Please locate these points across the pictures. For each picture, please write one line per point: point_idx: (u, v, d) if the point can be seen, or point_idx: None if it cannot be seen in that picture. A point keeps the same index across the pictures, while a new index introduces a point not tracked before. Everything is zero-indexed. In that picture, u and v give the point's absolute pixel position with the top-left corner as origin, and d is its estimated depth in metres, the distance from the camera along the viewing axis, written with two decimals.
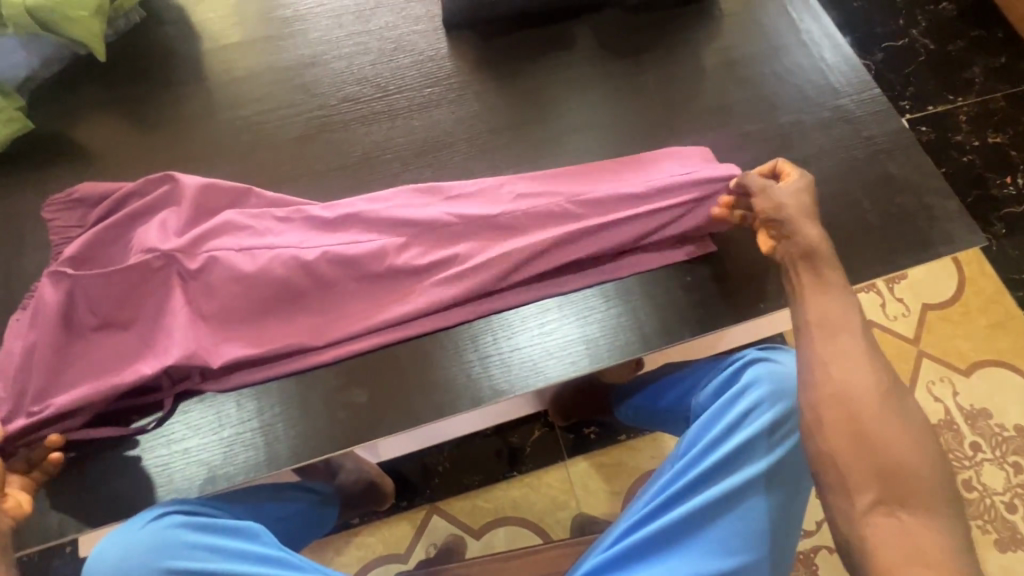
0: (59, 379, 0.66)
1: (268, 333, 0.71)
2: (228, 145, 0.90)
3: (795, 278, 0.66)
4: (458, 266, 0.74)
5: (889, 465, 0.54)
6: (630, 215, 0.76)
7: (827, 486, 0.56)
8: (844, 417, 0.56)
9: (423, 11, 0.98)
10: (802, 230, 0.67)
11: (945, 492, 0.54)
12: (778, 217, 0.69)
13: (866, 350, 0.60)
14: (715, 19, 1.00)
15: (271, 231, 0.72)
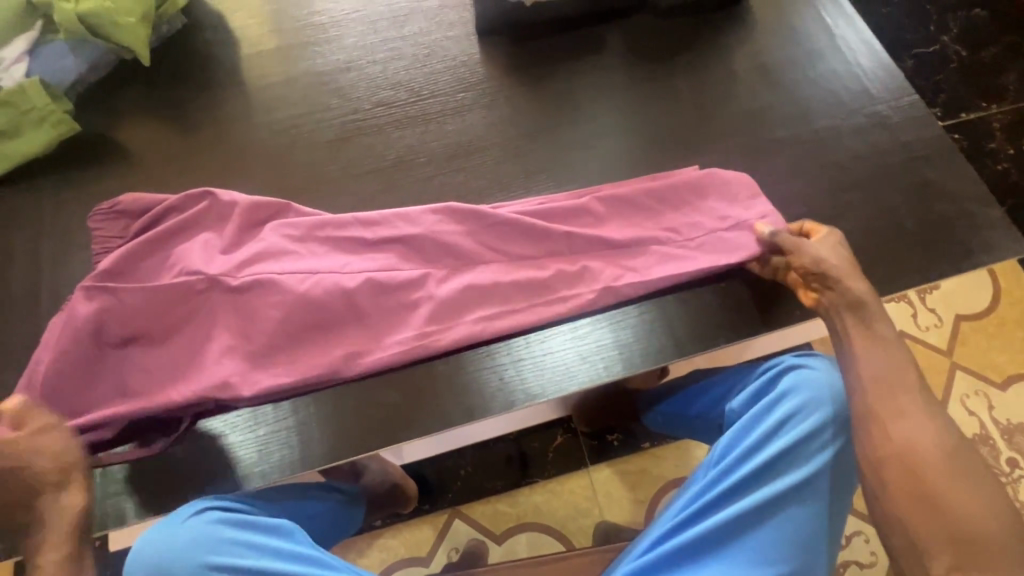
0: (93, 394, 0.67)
1: (302, 358, 0.71)
2: (265, 148, 0.91)
3: (841, 329, 0.68)
4: (493, 300, 0.74)
5: (962, 528, 0.55)
6: (661, 250, 0.78)
7: (900, 554, 0.58)
8: (909, 477, 0.58)
9: (457, 17, 0.99)
10: (847, 285, 0.68)
11: (1020, 555, 0.55)
12: (819, 274, 0.70)
13: (927, 408, 0.61)
14: (747, 25, 0.99)
15: (313, 253, 0.75)
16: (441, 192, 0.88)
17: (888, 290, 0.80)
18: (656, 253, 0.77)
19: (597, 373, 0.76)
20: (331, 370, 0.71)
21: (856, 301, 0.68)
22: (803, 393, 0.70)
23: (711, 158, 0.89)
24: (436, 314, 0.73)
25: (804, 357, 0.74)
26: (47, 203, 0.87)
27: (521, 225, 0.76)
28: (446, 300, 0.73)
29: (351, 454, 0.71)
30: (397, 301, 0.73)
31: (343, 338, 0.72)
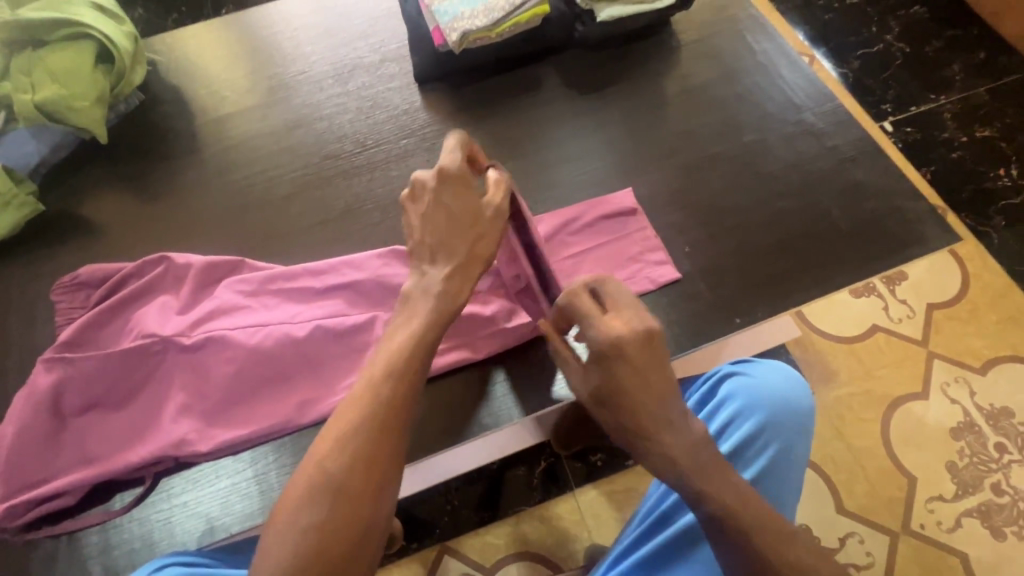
0: (54, 461, 0.69)
1: (258, 409, 0.74)
2: (221, 209, 0.96)
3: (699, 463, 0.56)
4: None
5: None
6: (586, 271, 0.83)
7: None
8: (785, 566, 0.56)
9: (397, 69, 1.05)
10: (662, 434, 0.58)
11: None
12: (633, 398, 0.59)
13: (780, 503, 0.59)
14: (673, 49, 1.04)
15: (266, 307, 0.79)
16: (391, 236, 0.91)
17: (826, 290, 0.81)
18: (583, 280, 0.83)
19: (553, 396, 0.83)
20: (285, 420, 0.73)
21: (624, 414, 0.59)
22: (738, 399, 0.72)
23: (647, 177, 0.92)
24: None
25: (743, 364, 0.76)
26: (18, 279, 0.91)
27: None
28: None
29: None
30: (345, 346, 0.76)
31: (295, 387, 0.75)
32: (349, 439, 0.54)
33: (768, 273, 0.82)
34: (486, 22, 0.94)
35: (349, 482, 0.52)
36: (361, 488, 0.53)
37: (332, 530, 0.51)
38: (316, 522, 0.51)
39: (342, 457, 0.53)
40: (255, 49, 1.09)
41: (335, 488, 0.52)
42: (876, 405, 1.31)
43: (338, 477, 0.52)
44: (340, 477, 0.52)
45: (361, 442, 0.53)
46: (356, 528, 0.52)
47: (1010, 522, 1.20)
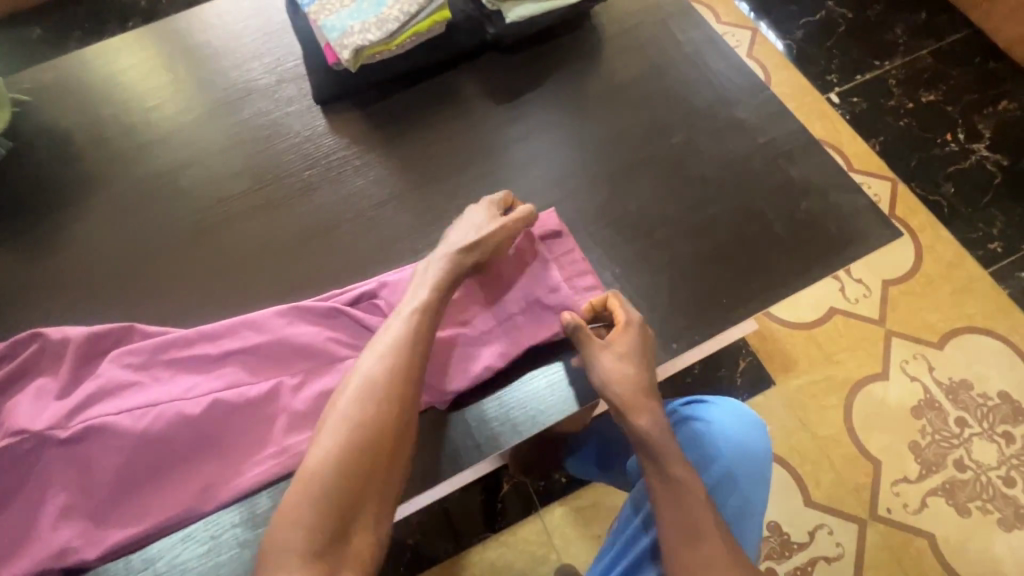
0: None
1: (152, 501, 0.66)
2: (102, 264, 0.85)
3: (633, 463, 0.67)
4: None
5: None
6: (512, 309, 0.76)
7: None
8: None
9: (296, 91, 0.95)
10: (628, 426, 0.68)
11: None
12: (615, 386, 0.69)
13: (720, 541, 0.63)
14: (593, 47, 0.96)
15: (158, 381, 0.71)
16: (296, 282, 0.82)
17: (766, 303, 0.76)
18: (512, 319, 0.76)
19: (500, 443, 0.72)
20: (186, 510, 0.66)
21: (625, 386, 0.68)
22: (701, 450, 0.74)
23: (572, 192, 0.85)
24: (299, 425, 0.70)
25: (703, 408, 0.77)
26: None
27: (368, 321, 0.75)
28: (301, 411, 0.70)
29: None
30: (249, 418, 0.69)
31: (195, 471, 0.67)
32: (360, 427, 0.62)
33: (704, 291, 0.77)
34: (380, 34, 0.86)
35: (358, 471, 0.61)
36: (365, 480, 0.61)
37: (332, 521, 0.59)
38: (320, 515, 0.59)
39: (356, 447, 0.61)
40: (135, 79, 0.98)
41: (340, 480, 0.60)
42: (838, 390, 1.28)
43: (344, 468, 0.60)
44: (350, 466, 0.61)
45: (372, 430, 0.62)
46: (349, 519, 0.60)
47: (973, 497, 1.19)
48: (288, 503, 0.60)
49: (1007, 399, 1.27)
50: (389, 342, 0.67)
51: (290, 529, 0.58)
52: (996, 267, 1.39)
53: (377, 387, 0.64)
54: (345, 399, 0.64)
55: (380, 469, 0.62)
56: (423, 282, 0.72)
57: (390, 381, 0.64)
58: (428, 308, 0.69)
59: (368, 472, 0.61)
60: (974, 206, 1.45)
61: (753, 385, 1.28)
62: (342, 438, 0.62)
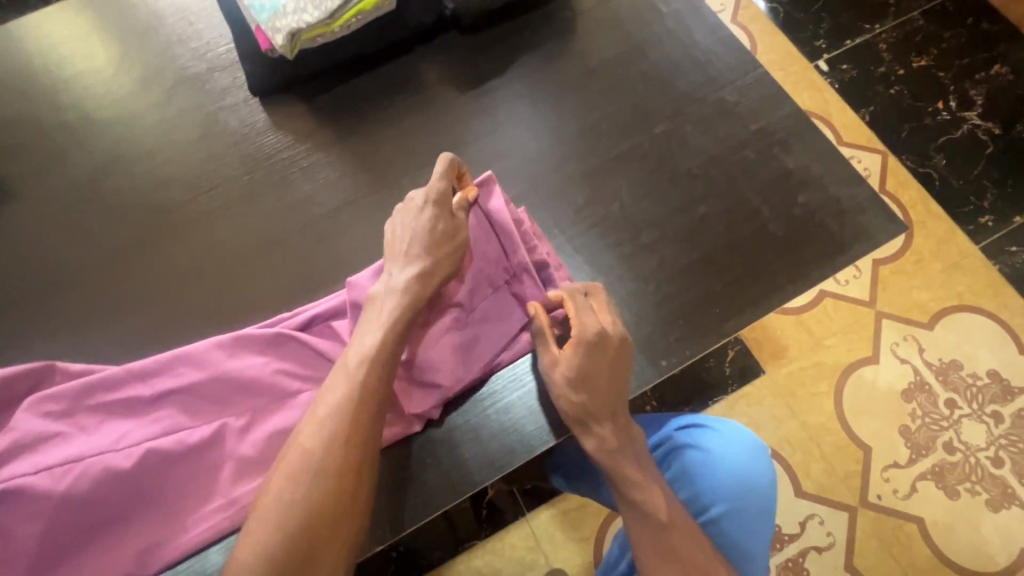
0: None
1: (86, 569, 0.58)
2: (15, 291, 0.73)
3: (631, 480, 0.61)
4: None
5: None
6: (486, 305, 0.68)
7: None
8: None
9: (231, 82, 0.84)
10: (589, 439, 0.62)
11: None
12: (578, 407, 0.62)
13: None
14: (567, 23, 0.86)
15: (82, 430, 0.61)
16: (240, 305, 0.73)
17: (762, 311, 0.71)
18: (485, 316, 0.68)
19: (475, 481, 0.65)
20: None
21: (571, 409, 0.62)
22: (703, 480, 0.73)
23: (548, 193, 0.77)
24: (249, 472, 0.63)
25: (709, 436, 0.76)
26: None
27: (323, 349, 0.66)
28: (252, 456, 0.63)
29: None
30: (191, 468, 0.61)
31: (134, 532, 0.59)
32: (314, 479, 0.53)
33: (691, 301, 0.71)
34: (318, 14, 0.75)
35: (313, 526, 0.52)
36: (319, 536, 0.52)
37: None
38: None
39: (309, 502, 0.53)
40: (43, 66, 0.84)
41: (289, 543, 0.51)
42: (830, 376, 1.22)
43: (296, 527, 0.52)
44: (305, 520, 0.52)
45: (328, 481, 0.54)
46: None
47: (963, 479, 1.17)
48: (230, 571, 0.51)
49: (996, 378, 1.24)
50: (344, 381, 0.57)
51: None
52: (985, 242, 1.33)
53: (331, 434, 0.55)
54: (294, 449, 0.55)
55: (336, 523, 0.53)
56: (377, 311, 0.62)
57: (345, 426, 0.55)
58: (386, 346, 0.60)
59: (327, 522, 0.53)
60: (965, 177, 1.38)
61: (744, 375, 1.21)
62: (291, 496, 0.53)
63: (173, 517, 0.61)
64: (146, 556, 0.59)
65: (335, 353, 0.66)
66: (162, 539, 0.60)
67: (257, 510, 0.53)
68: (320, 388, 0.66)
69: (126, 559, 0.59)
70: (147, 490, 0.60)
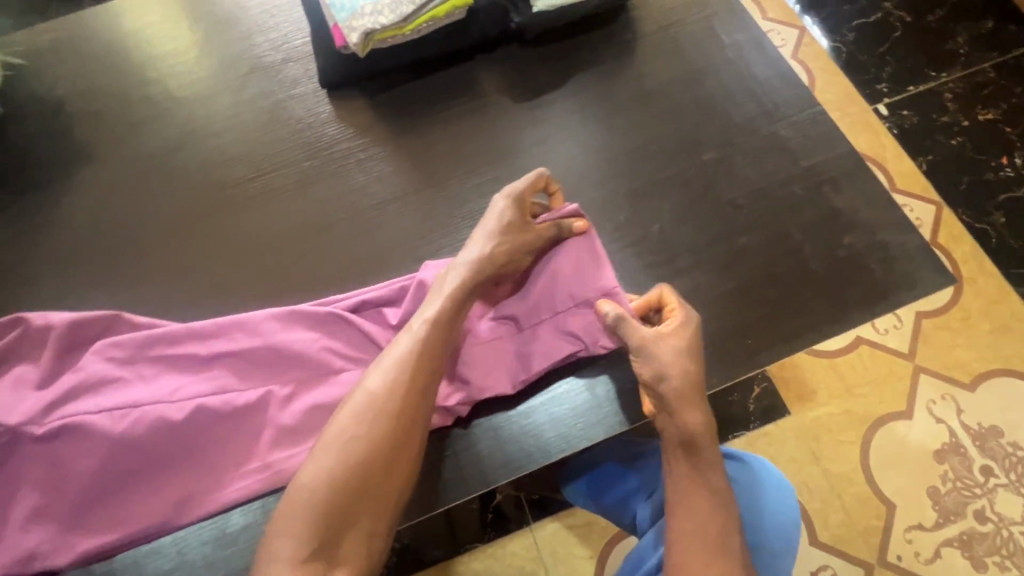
0: None
1: (126, 512, 0.62)
2: (89, 250, 0.79)
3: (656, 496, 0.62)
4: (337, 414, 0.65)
5: None
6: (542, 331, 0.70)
7: None
8: None
9: (307, 71, 0.89)
10: (688, 415, 0.62)
11: None
12: (687, 384, 0.62)
13: None
14: (626, 45, 0.88)
15: (139, 378, 0.64)
16: (286, 282, 0.77)
17: (795, 346, 0.71)
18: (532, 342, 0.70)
19: (489, 479, 0.66)
20: (159, 523, 0.62)
21: (680, 383, 0.62)
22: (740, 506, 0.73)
23: (592, 209, 0.79)
24: (288, 440, 0.64)
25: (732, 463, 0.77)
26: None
27: (372, 332, 0.68)
28: (294, 425, 0.64)
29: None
30: (234, 429, 0.64)
31: (175, 480, 0.63)
32: (356, 445, 0.56)
33: (724, 329, 0.71)
34: (393, 17, 0.80)
35: (353, 489, 0.55)
36: (358, 501, 0.55)
37: (323, 538, 0.54)
38: (308, 536, 0.53)
39: (352, 468, 0.56)
40: (137, 45, 0.91)
41: (332, 500, 0.55)
42: (858, 426, 1.19)
43: (337, 490, 0.55)
44: (347, 480, 0.55)
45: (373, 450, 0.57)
46: (344, 535, 0.55)
47: (992, 552, 1.11)
48: (277, 521, 0.54)
49: None
50: (397, 355, 0.60)
51: (278, 550, 0.53)
52: None
53: (381, 405, 0.58)
54: (344, 415, 0.58)
55: (378, 490, 0.56)
56: (441, 287, 0.66)
57: (394, 399, 0.58)
58: (440, 323, 0.63)
59: (368, 485, 0.56)
60: None
61: (767, 413, 1.19)
62: (337, 457, 0.56)
63: (211, 472, 0.63)
64: (184, 507, 0.62)
65: (383, 338, 0.68)
66: (199, 494, 0.63)
67: (305, 464, 0.56)
68: (364, 370, 0.67)
69: (164, 506, 0.62)
70: (192, 444, 0.63)
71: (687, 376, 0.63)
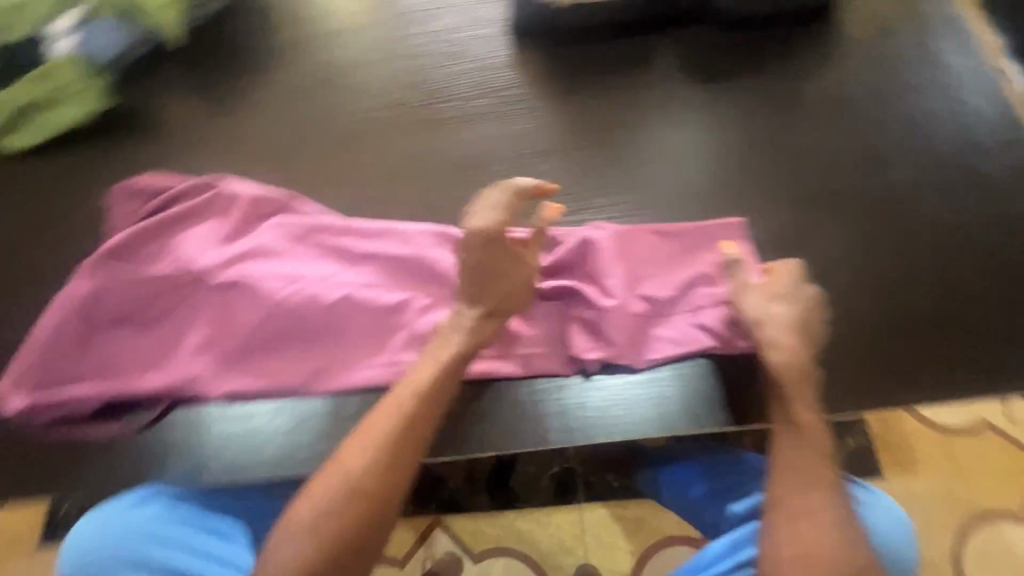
0: (79, 369, 0.70)
1: (270, 367, 0.69)
2: (277, 139, 0.88)
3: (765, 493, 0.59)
4: None
5: None
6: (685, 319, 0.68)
7: None
8: None
9: (496, 15, 0.92)
10: (779, 351, 0.61)
11: None
12: (782, 325, 0.62)
13: None
14: (825, 48, 0.84)
15: (303, 257, 0.73)
16: (438, 206, 0.82)
17: (942, 395, 0.66)
18: (673, 324, 0.68)
19: (591, 437, 0.66)
20: (294, 385, 0.69)
21: (776, 323, 0.62)
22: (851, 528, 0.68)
23: (752, 204, 0.76)
24: (416, 344, 0.69)
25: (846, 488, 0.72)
26: (60, 167, 0.88)
27: None
28: (425, 332, 0.69)
29: (295, 475, 0.67)
30: (373, 322, 0.70)
31: (314, 351, 0.69)
32: (381, 459, 0.55)
33: (871, 356, 0.67)
34: None
35: (367, 504, 0.54)
36: (369, 517, 0.54)
37: (335, 540, 0.53)
38: (318, 533, 0.52)
39: (373, 481, 0.54)
40: None
41: (350, 502, 0.53)
42: (959, 512, 1.07)
43: (356, 495, 0.54)
44: (366, 490, 0.54)
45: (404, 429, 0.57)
46: (350, 543, 0.53)
47: None
48: (294, 509, 0.54)
49: None
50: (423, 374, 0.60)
51: (301, 513, 0.54)
52: None
53: (421, 395, 0.59)
54: (375, 426, 0.57)
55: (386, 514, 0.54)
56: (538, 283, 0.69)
57: (421, 425, 0.57)
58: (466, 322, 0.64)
59: (380, 505, 0.54)
60: None
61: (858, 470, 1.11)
62: (362, 466, 0.55)
63: (346, 354, 0.69)
64: (317, 377, 0.69)
65: None
66: (332, 368, 0.69)
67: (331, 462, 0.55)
68: None
69: (302, 371, 0.69)
70: (336, 324, 0.69)
71: (782, 320, 0.63)
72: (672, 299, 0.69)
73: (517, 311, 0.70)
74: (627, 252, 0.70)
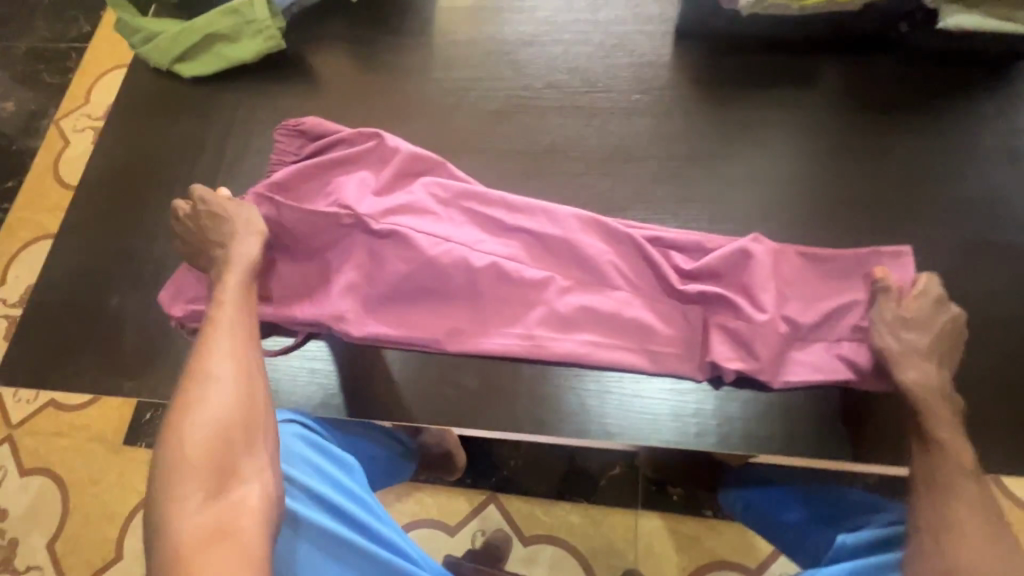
0: None
1: (410, 319, 0.72)
2: (430, 102, 0.91)
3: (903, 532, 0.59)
4: (601, 321, 0.70)
5: None
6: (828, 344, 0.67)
7: None
8: None
9: (659, 14, 0.92)
10: (915, 370, 0.62)
11: None
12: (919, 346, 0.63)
13: None
14: (1004, 98, 0.82)
15: (453, 220, 0.75)
16: (582, 192, 0.83)
17: None
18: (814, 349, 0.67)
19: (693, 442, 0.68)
20: (430, 340, 0.72)
21: (912, 344, 0.63)
22: None
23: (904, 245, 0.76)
24: (553, 323, 0.71)
25: None
26: (229, 101, 0.93)
27: (655, 265, 0.71)
28: (563, 313, 0.70)
29: (428, 421, 0.72)
30: (513, 295, 0.72)
31: (454, 312, 0.72)
32: (223, 377, 0.61)
33: (1007, 416, 0.68)
34: None
35: (218, 422, 0.59)
36: (228, 434, 0.59)
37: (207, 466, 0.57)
38: (202, 467, 0.56)
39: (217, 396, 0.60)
40: None
41: (205, 422, 0.58)
42: None
43: (209, 415, 0.59)
44: (214, 406, 0.59)
45: (234, 395, 0.60)
46: (225, 473, 0.57)
47: None
48: (172, 444, 0.57)
49: None
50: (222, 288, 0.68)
51: (188, 420, 0.58)
52: None
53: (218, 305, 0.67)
54: (218, 352, 0.63)
55: (236, 425, 0.59)
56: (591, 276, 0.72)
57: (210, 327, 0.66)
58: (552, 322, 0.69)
59: (230, 418, 0.59)
60: None
61: None
62: (212, 391, 0.60)
63: (483, 320, 0.72)
64: (453, 336, 0.71)
65: (669, 276, 0.70)
66: (468, 332, 0.71)
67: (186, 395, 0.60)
68: (635, 296, 0.71)
69: (440, 328, 0.72)
70: (479, 290, 0.72)
71: (915, 342, 0.63)
72: (817, 321, 0.67)
73: (655, 309, 0.70)
74: (778, 269, 0.70)
